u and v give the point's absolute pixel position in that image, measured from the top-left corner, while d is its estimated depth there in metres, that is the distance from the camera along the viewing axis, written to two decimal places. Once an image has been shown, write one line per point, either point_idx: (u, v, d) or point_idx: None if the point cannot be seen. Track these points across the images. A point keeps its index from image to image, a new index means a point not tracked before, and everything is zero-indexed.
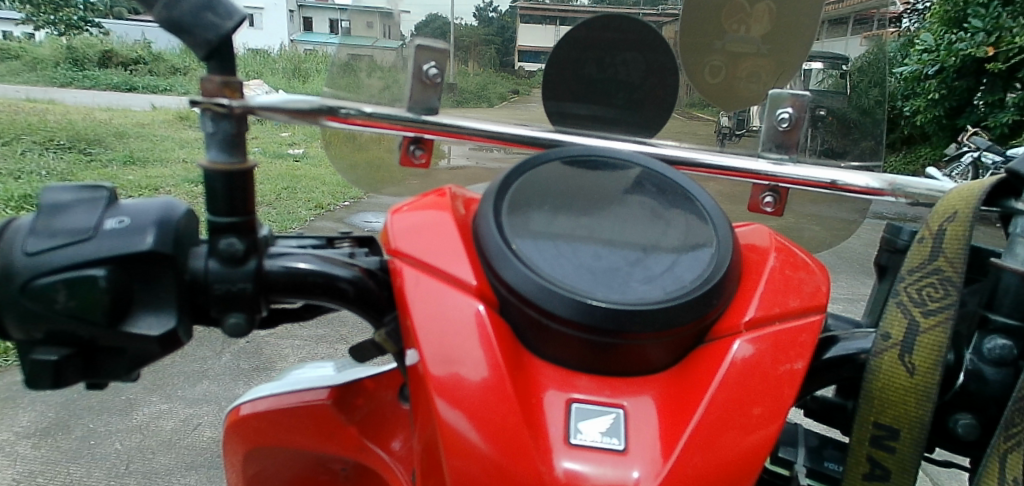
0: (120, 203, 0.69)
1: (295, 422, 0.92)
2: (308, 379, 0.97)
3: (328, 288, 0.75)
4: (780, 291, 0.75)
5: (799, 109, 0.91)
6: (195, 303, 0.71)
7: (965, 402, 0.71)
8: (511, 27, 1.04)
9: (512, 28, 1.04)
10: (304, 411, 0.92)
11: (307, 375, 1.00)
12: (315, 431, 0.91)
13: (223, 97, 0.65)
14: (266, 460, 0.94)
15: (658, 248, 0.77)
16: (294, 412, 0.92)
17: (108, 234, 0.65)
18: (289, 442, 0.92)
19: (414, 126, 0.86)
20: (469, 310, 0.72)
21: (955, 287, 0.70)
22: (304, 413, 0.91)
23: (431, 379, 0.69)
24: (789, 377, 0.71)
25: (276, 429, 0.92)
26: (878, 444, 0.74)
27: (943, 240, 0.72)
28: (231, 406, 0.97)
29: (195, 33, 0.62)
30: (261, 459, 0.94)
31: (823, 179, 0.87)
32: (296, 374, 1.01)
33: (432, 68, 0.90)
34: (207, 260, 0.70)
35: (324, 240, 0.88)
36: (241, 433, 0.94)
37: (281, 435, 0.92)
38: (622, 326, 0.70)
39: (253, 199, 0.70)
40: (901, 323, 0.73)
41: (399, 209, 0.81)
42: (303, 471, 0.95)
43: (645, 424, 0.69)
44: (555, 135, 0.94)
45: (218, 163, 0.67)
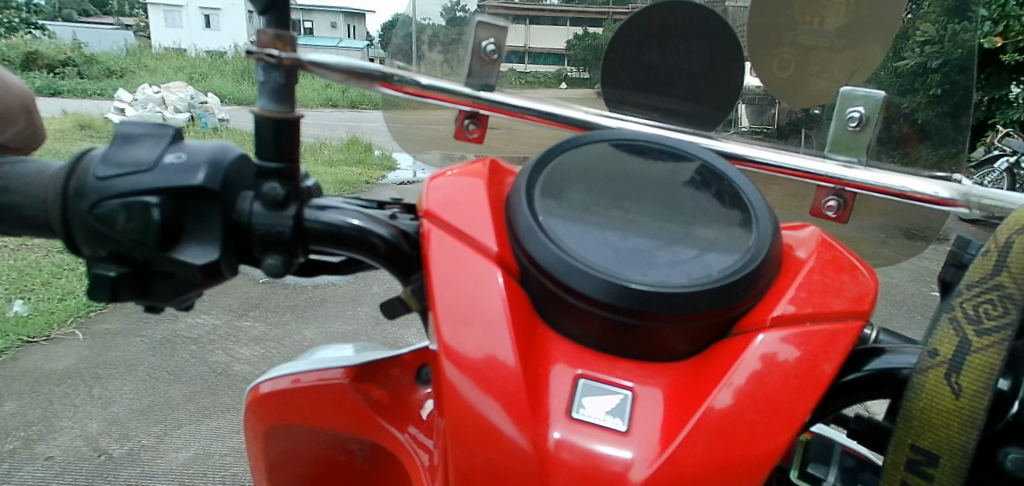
0: (184, 142, 0.75)
1: (316, 402, 0.93)
2: (328, 359, 0.98)
3: (361, 243, 0.78)
4: (817, 291, 0.71)
5: (871, 109, 0.85)
6: (241, 242, 0.76)
7: (1017, 434, 0.64)
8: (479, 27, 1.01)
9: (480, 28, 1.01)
10: (326, 391, 0.92)
11: (329, 355, 1.01)
12: (335, 411, 0.92)
13: (274, 48, 0.70)
14: (287, 438, 0.95)
15: (691, 236, 0.75)
16: (313, 391, 0.93)
17: (166, 167, 0.71)
18: (308, 420, 0.93)
19: (471, 100, 0.89)
20: (488, 274, 0.73)
21: (1016, 305, 0.64)
22: (325, 393, 0.92)
23: (442, 336, 0.71)
24: (814, 380, 0.66)
25: (297, 407, 0.93)
26: (914, 470, 0.67)
27: (1009, 254, 0.66)
28: (251, 385, 0.97)
29: None
30: (284, 436, 0.95)
31: (890, 185, 0.81)
32: (317, 355, 1.02)
33: (490, 45, 0.91)
34: (253, 203, 0.75)
35: (375, 204, 0.92)
36: (264, 411, 0.95)
37: (302, 413, 0.93)
38: (638, 305, 0.68)
39: (298, 148, 0.75)
40: (951, 340, 0.66)
41: (443, 172, 0.83)
42: (323, 451, 0.97)
43: (651, 409, 0.67)
44: (607, 119, 0.93)
45: (267, 110, 0.72)
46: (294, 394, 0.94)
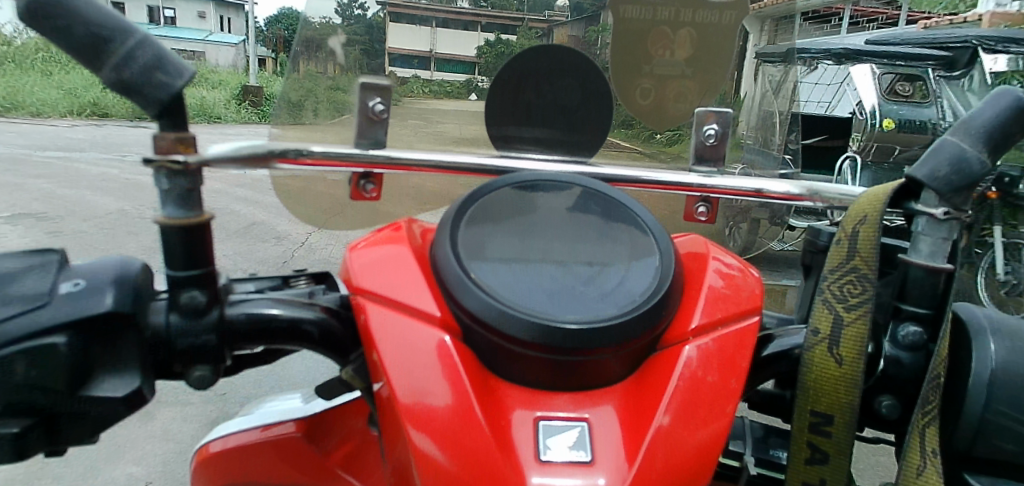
0: (72, 266, 0.68)
1: (265, 457, 0.93)
2: (276, 413, 0.99)
3: (293, 332, 0.77)
4: (721, 298, 0.82)
5: (723, 124, 0.96)
6: (158, 359, 0.70)
7: (886, 385, 0.80)
8: (379, 28, 0.98)
9: (381, 28, 0.98)
10: (276, 443, 0.93)
11: (278, 407, 1.02)
12: (284, 465, 0.92)
13: (178, 153, 0.65)
14: None
15: (607, 266, 0.83)
16: (260, 446, 0.94)
17: (65, 298, 0.64)
18: (255, 477, 0.93)
19: (364, 163, 0.88)
20: (435, 341, 0.76)
21: (871, 282, 0.78)
22: (274, 446, 0.93)
23: (404, 411, 0.73)
24: (735, 376, 0.77)
25: (243, 464, 0.93)
26: (817, 430, 0.81)
27: (857, 241, 0.80)
28: (201, 445, 0.98)
29: (146, 92, 0.61)
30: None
31: (748, 188, 0.93)
32: (267, 407, 1.03)
33: (378, 104, 0.91)
34: (167, 314, 0.70)
35: (279, 281, 0.91)
36: (213, 470, 0.94)
37: (252, 472, 0.92)
38: (581, 344, 0.74)
39: (212, 249, 0.71)
40: (828, 319, 0.80)
41: (355, 246, 0.85)
42: None
43: (608, 435, 0.74)
44: (496, 159, 0.96)
45: (174, 218, 0.67)
46: (243, 451, 0.94)
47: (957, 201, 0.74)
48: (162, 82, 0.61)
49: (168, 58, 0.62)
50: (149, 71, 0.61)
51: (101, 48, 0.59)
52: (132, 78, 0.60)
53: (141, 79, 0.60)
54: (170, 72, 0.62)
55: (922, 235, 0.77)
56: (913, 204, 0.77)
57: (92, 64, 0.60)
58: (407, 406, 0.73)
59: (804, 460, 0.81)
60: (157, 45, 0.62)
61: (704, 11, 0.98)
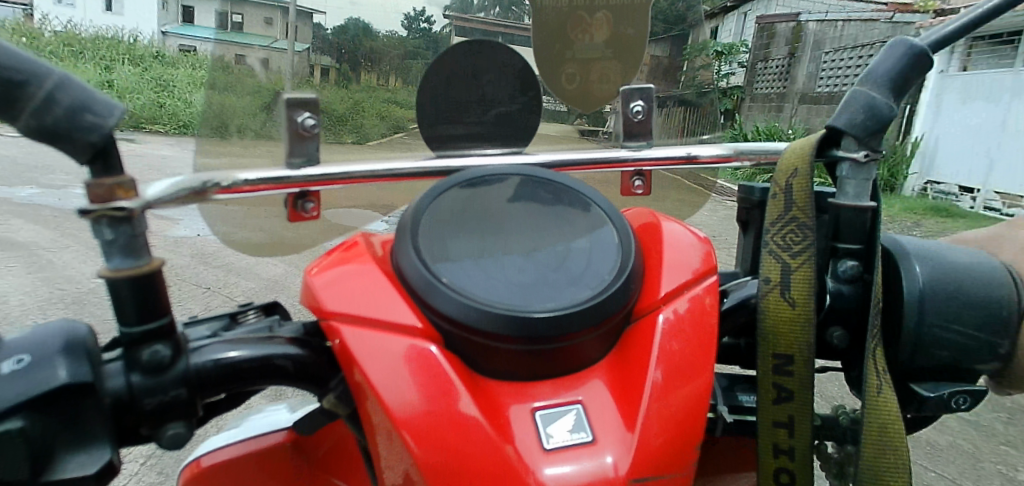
0: (8, 342, 0.60)
1: (250, 469, 0.92)
2: (261, 426, 0.98)
3: (267, 369, 0.72)
4: (679, 263, 0.86)
5: (649, 101, 1.01)
6: (122, 425, 0.64)
7: (835, 319, 0.87)
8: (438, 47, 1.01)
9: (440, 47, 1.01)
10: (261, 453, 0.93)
11: (262, 420, 1.00)
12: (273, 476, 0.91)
13: (118, 199, 0.56)
14: None
15: (572, 250, 0.84)
16: (249, 458, 0.92)
17: (10, 379, 0.56)
18: None
19: (300, 182, 0.83)
20: (420, 351, 0.74)
21: (810, 229, 0.84)
22: (259, 456, 0.92)
23: (401, 428, 0.71)
24: (707, 335, 0.81)
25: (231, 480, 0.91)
26: (780, 371, 0.86)
27: (792, 193, 0.86)
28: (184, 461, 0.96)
29: (76, 138, 0.53)
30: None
31: (680, 155, 0.99)
32: (249, 420, 1.02)
33: (309, 119, 0.87)
34: (127, 375, 0.63)
35: (227, 318, 0.85)
36: None
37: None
38: (565, 329, 0.76)
39: (168, 297, 0.63)
40: (776, 268, 0.86)
41: (312, 269, 0.81)
42: None
43: (603, 412, 0.76)
44: (436, 159, 0.95)
45: (122, 270, 0.59)
46: (225, 465, 0.92)
47: (874, 143, 0.82)
48: (91, 123, 0.54)
49: (92, 96, 0.55)
50: (76, 114, 0.53)
51: (16, 95, 0.52)
52: (56, 123, 0.53)
53: (68, 124, 0.53)
54: (99, 110, 0.54)
55: (847, 179, 0.84)
56: (836, 152, 0.84)
57: (8, 114, 0.53)
58: (403, 421, 0.71)
59: (771, 400, 0.87)
60: (77, 83, 0.55)
61: None
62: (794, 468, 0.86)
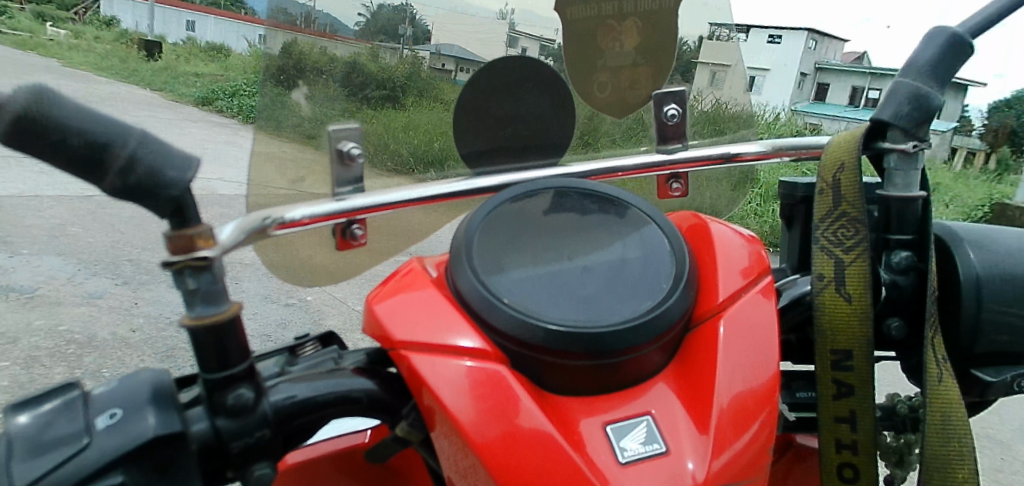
0: (96, 397, 0.61)
1: (334, 465, 0.94)
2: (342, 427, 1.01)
3: (341, 402, 0.73)
4: (732, 266, 0.86)
5: (683, 104, 1.01)
6: (210, 468, 0.65)
7: (890, 309, 0.87)
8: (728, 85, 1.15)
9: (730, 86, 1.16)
10: (341, 453, 0.95)
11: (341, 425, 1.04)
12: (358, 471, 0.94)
13: (201, 249, 0.59)
14: None
15: (627, 261, 0.84)
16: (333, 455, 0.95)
17: (105, 433, 0.58)
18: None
19: (347, 212, 0.83)
20: (490, 374, 0.74)
21: (862, 223, 0.84)
22: (343, 455, 0.95)
23: (480, 453, 0.71)
24: (769, 336, 0.82)
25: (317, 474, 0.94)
26: (840, 367, 0.86)
27: (841, 188, 0.86)
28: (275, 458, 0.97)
29: (159, 194, 0.56)
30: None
31: (719, 154, 0.98)
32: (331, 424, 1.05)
33: (354, 148, 0.84)
34: (210, 420, 0.64)
35: (287, 352, 0.85)
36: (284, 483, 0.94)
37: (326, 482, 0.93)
38: (630, 342, 0.76)
39: (245, 340, 0.65)
40: (830, 265, 0.85)
41: (372, 298, 0.82)
42: None
43: (673, 422, 0.76)
44: (477, 177, 0.96)
45: (204, 318, 0.61)
46: (311, 464, 0.95)
47: (921, 134, 0.82)
48: (171, 179, 0.56)
49: (170, 152, 0.57)
50: (158, 172, 0.55)
51: (102, 156, 0.53)
52: (140, 182, 0.55)
53: (151, 181, 0.55)
54: (177, 166, 0.56)
55: (895, 170, 0.84)
56: (883, 144, 0.84)
57: (92, 176, 0.54)
58: (480, 445, 0.71)
59: (832, 396, 0.86)
60: (157, 139, 0.57)
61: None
62: (859, 463, 0.85)
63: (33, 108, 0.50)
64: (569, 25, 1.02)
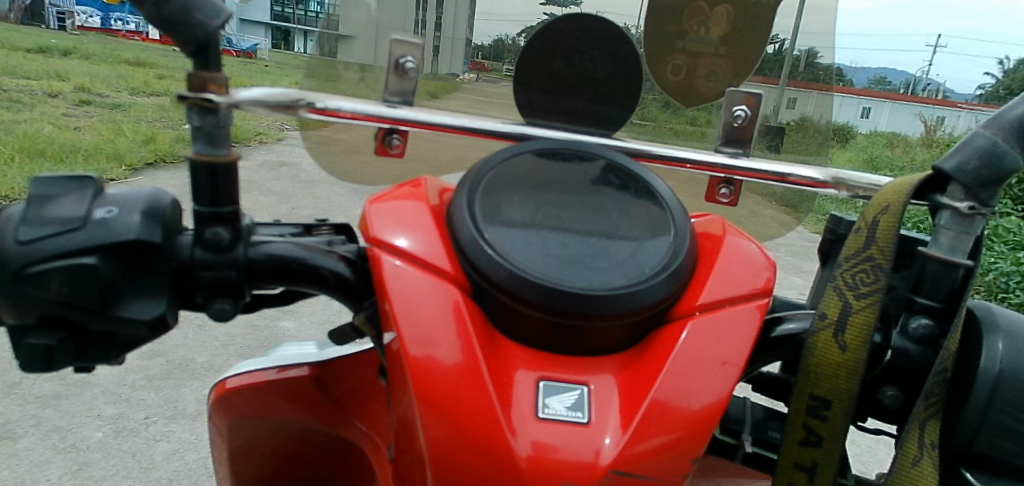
0: (108, 193, 0.71)
1: (278, 395, 1.00)
2: (292, 355, 1.04)
3: (310, 275, 0.80)
4: (728, 276, 0.83)
5: (753, 108, 0.97)
6: (182, 289, 0.74)
7: (891, 376, 0.80)
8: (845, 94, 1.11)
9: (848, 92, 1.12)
10: (288, 386, 1.00)
11: (290, 349, 1.07)
12: (298, 403, 1.00)
13: (210, 93, 0.66)
14: (251, 432, 1.03)
15: (619, 237, 0.84)
16: (275, 387, 1.00)
17: (100, 224, 0.67)
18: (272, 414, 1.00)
19: (389, 118, 0.91)
20: (445, 295, 0.78)
21: (884, 272, 0.77)
22: (286, 388, 0.99)
23: (409, 359, 0.75)
24: (737, 354, 0.78)
25: (260, 403, 1.00)
26: (814, 414, 0.80)
27: (877, 230, 0.79)
28: (218, 379, 1.03)
29: (183, 31, 0.64)
30: (250, 453, 1.04)
31: (775, 173, 0.94)
32: (281, 349, 1.08)
33: (409, 62, 0.94)
34: (193, 247, 0.73)
35: (302, 229, 0.93)
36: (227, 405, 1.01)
37: (267, 410, 1.00)
38: (587, 309, 0.76)
39: (237, 189, 0.73)
40: (837, 305, 0.79)
41: (377, 198, 0.88)
42: (288, 442, 1.04)
43: (607, 401, 0.75)
44: (522, 126, 0.99)
45: (204, 155, 0.69)
46: (252, 391, 1.00)
47: (984, 196, 0.72)
48: (197, 21, 0.64)
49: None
50: (187, 11, 0.64)
51: None
52: (170, 15, 0.64)
53: (180, 17, 0.64)
54: (206, 11, 0.64)
55: (944, 229, 0.75)
56: (938, 198, 0.75)
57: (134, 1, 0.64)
58: (412, 354, 0.75)
59: (797, 442, 0.80)
60: None
61: None
62: None
63: None
64: (655, 3, 0.99)
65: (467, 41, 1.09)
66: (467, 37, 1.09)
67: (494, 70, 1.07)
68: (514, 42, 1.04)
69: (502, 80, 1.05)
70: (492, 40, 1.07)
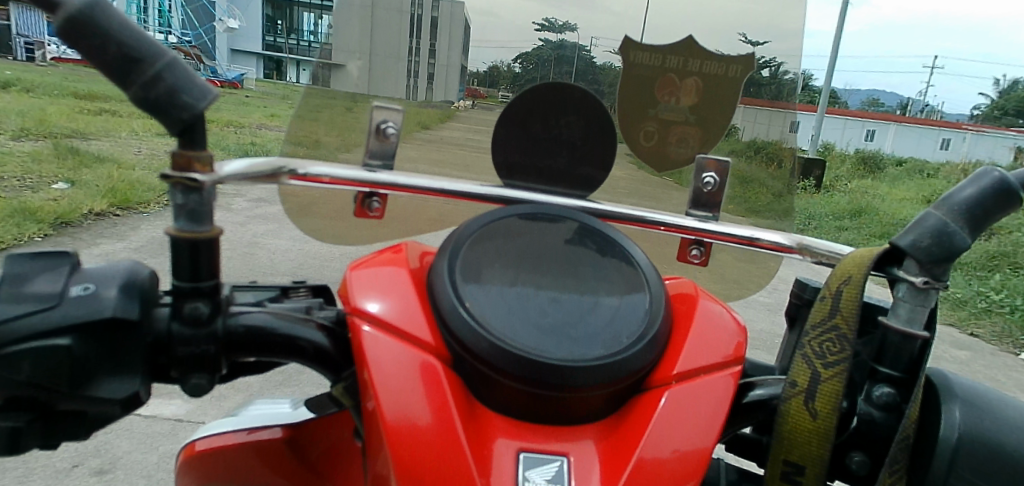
0: (84, 269, 0.70)
1: (247, 457, 0.98)
2: (264, 418, 1.04)
3: (288, 346, 0.80)
4: (703, 345, 0.86)
5: (721, 174, 1.01)
6: (157, 363, 0.73)
7: (859, 441, 0.83)
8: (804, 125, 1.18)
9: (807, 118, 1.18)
10: (259, 449, 0.98)
11: (261, 413, 1.06)
12: (265, 468, 0.97)
13: (195, 171, 0.68)
14: None
15: (597, 304, 0.86)
16: (245, 451, 0.98)
17: (76, 302, 0.66)
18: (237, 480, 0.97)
19: (369, 182, 0.92)
20: (425, 365, 0.78)
21: (849, 342, 0.80)
22: (257, 450, 0.98)
23: (389, 433, 0.75)
24: (712, 423, 0.80)
25: (228, 466, 0.98)
26: (788, 479, 0.83)
27: (841, 301, 0.83)
28: (186, 442, 1.02)
29: (171, 112, 0.65)
30: None
31: (743, 236, 0.97)
32: (251, 411, 1.08)
33: (389, 127, 0.96)
34: (169, 321, 0.72)
35: (279, 291, 0.92)
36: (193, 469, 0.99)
37: (233, 474, 0.97)
38: (567, 380, 0.77)
39: (218, 263, 0.73)
40: (807, 373, 0.82)
41: (356, 264, 0.89)
42: None
43: (586, 473, 0.76)
44: (500, 188, 1.01)
45: (185, 231, 0.69)
46: (222, 452, 0.99)
47: (937, 271, 0.76)
48: (185, 103, 0.65)
49: (193, 81, 0.67)
50: (174, 94, 0.65)
51: (132, 68, 0.64)
52: (157, 98, 0.64)
53: (168, 99, 0.65)
54: (194, 93, 0.66)
55: (902, 301, 0.78)
56: (896, 271, 0.79)
57: (121, 83, 0.64)
58: (391, 427, 0.75)
59: None
60: (184, 68, 0.67)
61: (713, 64, 1.04)
62: None
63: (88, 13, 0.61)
64: (628, 74, 1.03)
65: (463, 68, 1.07)
66: (462, 63, 1.07)
67: (490, 96, 1.05)
68: (508, 70, 1.04)
69: (497, 107, 1.05)
70: (488, 66, 1.05)
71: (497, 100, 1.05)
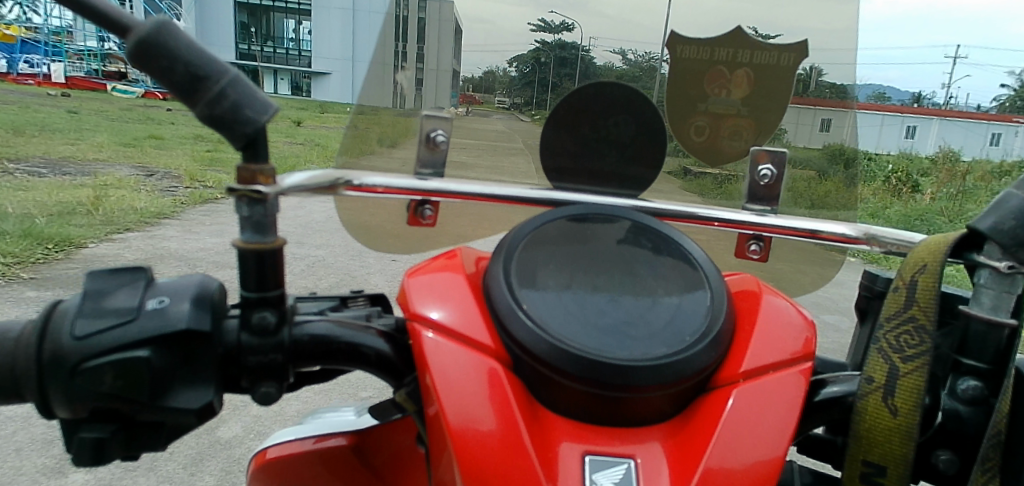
0: (158, 283, 0.72)
1: (315, 463, 0.99)
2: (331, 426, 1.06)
3: (352, 353, 0.81)
4: (770, 342, 0.83)
5: (778, 165, 1.00)
6: (228, 373, 0.75)
7: (945, 439, 0.79)
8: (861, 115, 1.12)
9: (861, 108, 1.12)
10: (327, 454, 1.00)
11: (327, 421, 1.09)
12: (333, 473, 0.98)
13: (258, 184, 0.69)
14: None
15: (657, 303, 0.84)
16: (313, 456, 1.00)
17: (150, 315, 0.68)
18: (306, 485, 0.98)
19: (423, 191, 0.93)
20: (486, 369, 0.78)
21: (929, 334, 0.77)
22: (324, 454, 1.00)
23: (452, 437, 0.75)
24: (785, 422, 0.78)
25: (297, 472, 0.99)
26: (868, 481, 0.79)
27: (916, 290, 0.79)
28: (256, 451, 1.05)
29: (234, 128, 0.67)
30: None
31: (805, 229, 0.94)
32: (318, 420, 1.11)
33: (439, 136, 0.98)
34: (239, 332, 0.74)
35: (339, 301, 0.93)
36: (263, 476, 1.01)
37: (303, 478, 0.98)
38: (630, 380, 0.75)
39: (283, 273, 0.74)
40: (883, 369, 0.78)
41: (413, 271, 0.90)
42: None
43: (654, 474, 0.75)
44: (553, 191, 1.01)
45: (251, 243, 0.71)
46: (290, 459, 1.01)
47: None
48: (248, 118, 0.67)
49: (255, 96, 0.69)
50: (237, 110, 0.67)
51: (198, 87, 0.66)
52: (222, 114, 0.66)
53: (231, 116, 0.67)
54: (256, 109, 0.68)
55: (984, 287, 0.74)
56: (976, 256, 0.75)
57: (189, 102, 0.67)
58: (455, 431, 0.75)
59: None
60: (246, 85, 0.69)
61: (764, 54, 1.02)
62: None
63: (158, 34, 0.63)
64: (676, 68, 1.01)
65: (456, 73, 1.04)
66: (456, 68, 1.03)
67: (487, 102, 1.06)
68: (505, 74, 1.05)
69: (494, 113, 1.07)
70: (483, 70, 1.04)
71: (492, 105, 1.07)
